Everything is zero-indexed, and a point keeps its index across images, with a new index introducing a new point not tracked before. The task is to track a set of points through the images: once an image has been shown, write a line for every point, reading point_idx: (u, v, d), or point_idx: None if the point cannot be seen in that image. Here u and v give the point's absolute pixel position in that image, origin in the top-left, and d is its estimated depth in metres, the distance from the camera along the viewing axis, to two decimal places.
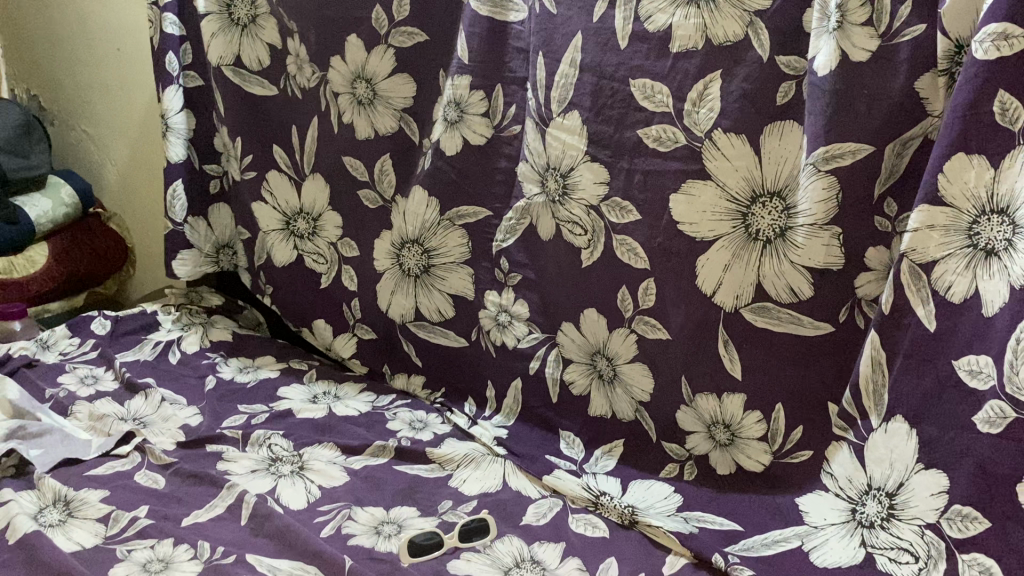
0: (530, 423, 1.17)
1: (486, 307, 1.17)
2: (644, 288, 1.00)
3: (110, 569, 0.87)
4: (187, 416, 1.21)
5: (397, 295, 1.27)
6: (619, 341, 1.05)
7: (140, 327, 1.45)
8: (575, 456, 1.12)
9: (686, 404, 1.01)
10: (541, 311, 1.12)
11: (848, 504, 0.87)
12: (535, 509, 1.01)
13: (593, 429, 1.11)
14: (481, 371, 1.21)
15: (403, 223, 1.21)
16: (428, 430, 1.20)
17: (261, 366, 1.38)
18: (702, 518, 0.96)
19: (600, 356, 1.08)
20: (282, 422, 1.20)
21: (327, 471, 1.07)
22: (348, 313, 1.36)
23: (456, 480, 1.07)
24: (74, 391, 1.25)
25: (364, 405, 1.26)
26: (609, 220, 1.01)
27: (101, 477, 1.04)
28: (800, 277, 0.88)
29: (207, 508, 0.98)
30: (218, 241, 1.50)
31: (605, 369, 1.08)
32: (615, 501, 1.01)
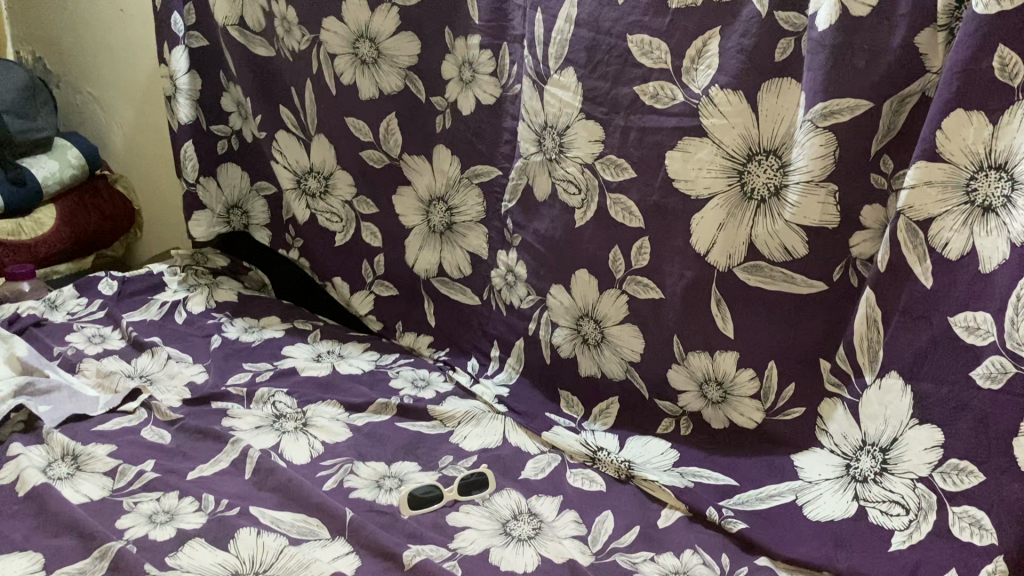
0: (531, 382, 1.18)
1: (498, 266, 1.18)
2: (637, 248, 1.01)
3: (117, 520, 0.89)
4: (193, 373, 1.23)
5: (425, 251, 1.26)
6: (609, 302, 1.06)
7: (146, 287, 1.47)
8: (574, 415, 1.13)
9: (678, 362, 1.02)
10: (538, 272, 1.13)
11: (843, 460, 0.88)
12: (534, 462, 1.03)
13: (588, 389, 1.12)
14: (489, 329, 1.22)
15: (433, 179, 1.21)
16: (431, 388, 1.22)
17: (266, 326, 1.39)
18: (698, 473, 0.98)
19: (587, 319, 1.09)
20: (287, 380, 1.21)
21: (330, 428, 1.09)
22: (368, 270, 1.35)
23: (457, 437, 1.09)
24: (82, 349, 1.27)
25: (367, 363, 1.28)
26: (605, 178, 1.01)
27: (109, 432, 1.06)
28: (793, 236, 0.88)
29: (211, 462, 1.00)
30: (228, 202, 1.50)
31: (590, 333, 1.09)
32: (613, 456, 1.03)
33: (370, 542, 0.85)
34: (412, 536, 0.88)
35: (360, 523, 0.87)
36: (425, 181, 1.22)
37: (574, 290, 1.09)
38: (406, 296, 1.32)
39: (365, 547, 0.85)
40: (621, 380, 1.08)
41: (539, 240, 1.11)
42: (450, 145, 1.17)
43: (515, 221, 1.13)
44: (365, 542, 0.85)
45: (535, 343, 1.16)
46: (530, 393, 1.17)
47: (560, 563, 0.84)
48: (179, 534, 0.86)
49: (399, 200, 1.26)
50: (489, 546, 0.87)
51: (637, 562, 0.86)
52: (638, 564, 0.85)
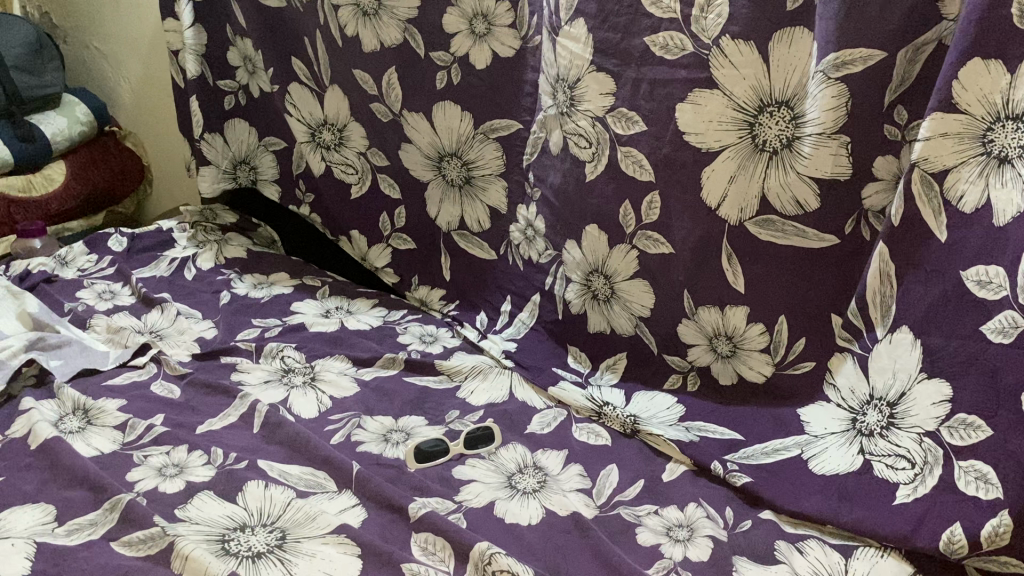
0: (543, 335, 1.17)
1: (518, 221, 1.17)
2: (646, 203, 1.00)
3: (128, 472, 0.90)
4: (202, 329, 1.23)
5: (446, 204, 1.25)
6: (617, 257, 1.05)
7: (155, 243, 1.47)
8: (581, 369, 1.12)
9: (688, 317, 1.01)
10: (552, 225, 1.12)
11: (848, 414, 0.87)
12: (540, 417, 1.03)
13: (598, 343, 1.12)
14: (504, 284, 1.22)
15: (435, 136, 1.21)
16: (438, 343, 1.22)
17: (275, 283, 1.39)
18: (703, 428, 0.97)
19: (596, 274, 1.08)
20: (296, 336, 1.22)
21: (338, 383, 1.09)
22: (385, 223, 1.34)
23: (465, 392, 1.09)
24: (92, 305, 1.28)
25: (375, 319, 1.28)
26: (615, 131, 0.99)
27: (119, 387, 1.07)
28: (806, 189, 0.86)
29: (220, 416, 1.01)
30: (234, 157, 1.49)
31: (600, 289, 1.09)
32: (618, 411, 1.02)
33: (376, 495, 0.86)
34: (418, 489, 0.88)
35: (366, 476, 0.88)
36: (426, 141, 1.22)
37: (583, 245, 1.08)
38: (419, 252, 1.32)
39: (371, 501, 0.86)
40: (631, 334, 1.08)
41: (555, 195, 1.10)
42: (460, 100, 1.16)
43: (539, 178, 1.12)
44: (373, 495, 0.86)
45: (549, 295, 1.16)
46: (541, 347, 1.16)
47: (564, 516, 0.84)
48: (188, 487, 0.87)
49: (407, 155, 1.26)
50: (494, 499, 0.87)
51: (641, 515, 0.86)
52: (642, 517, 0.86)
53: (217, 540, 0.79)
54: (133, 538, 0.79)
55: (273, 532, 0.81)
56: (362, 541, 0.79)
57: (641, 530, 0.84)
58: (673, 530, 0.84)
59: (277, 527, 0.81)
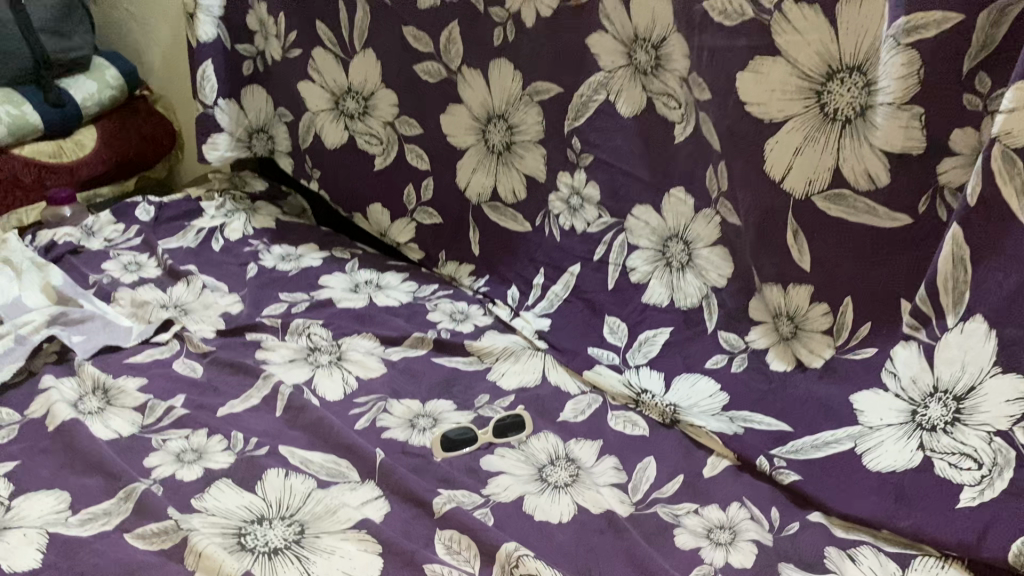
0: (584, 311, 1.10)
1: (558, 189, 1.11)
2: (719, 169, 0.94)
3: (146, 458, 0.87)
4: (229, 303, 1.20)
5: (479, 173, 1.19)
6: (698, 221, 0.99)
7: (182, 213, 1.44)
8: (617, 344, 1.05)
9: (755, 292, 0.96)
10: (608, 194, 1.06)
11: (908, 406, 0.79)
12: (574, 404, 0.96)
13: (638, 312, 1.05)
14: (536, 256, 1.16)
15: (489, 95, 1.13)
16: (470, 321, 1.16)
17: (305, 253, 1.35)
18: (749, 419, 0.91)
19: (675, 240, 1.01)
20: (322, 312, 1.17)
21: (365, 362, 1.05)
22: (410, 196, 1.29)
23: (494, 373, 1.03)
24: (117, 278, 1.25)
25: (404, 295, 1.23)
26: (693, 97, 0.94)
27: (140, 365, 1.03)
28: (877, 162, 0.80)
29: (242, 398, 0.97)
30: (251, 125, 1.46)
31: (677, 255, 1.02)
32: (658, 399, 0.96)
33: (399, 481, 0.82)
34: (444, 480, 0.84)
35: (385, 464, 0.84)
36: (479, 99, 1.15)
37: (667, 207, 1.01)
38: (444, 226, 1.27)
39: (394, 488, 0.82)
40: (699, 304, 1.01)
41: (628, 161, 1.03)
42: (513, 59, 1.09)
43: (587, 141, 1.06)
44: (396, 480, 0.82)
45: (590, 268, 1.10)
46: (577, 326, 1.09)
47: (597, 514, 0.79)
48: (206, 475, 0.84)
49: (448, 119, 1.20)
50: (524, 494, 0.82)
51: (679, 515, 0.80)
52: (681, 516, 0.80)
53: (233, 534, 0.76)
54: (148, 530, 0.76)
55: (292, 525, 0.77)
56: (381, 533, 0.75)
57: (680, 532, 0.78)
58: (714, 531, 0.78)
59: (296, 520, 0.78)
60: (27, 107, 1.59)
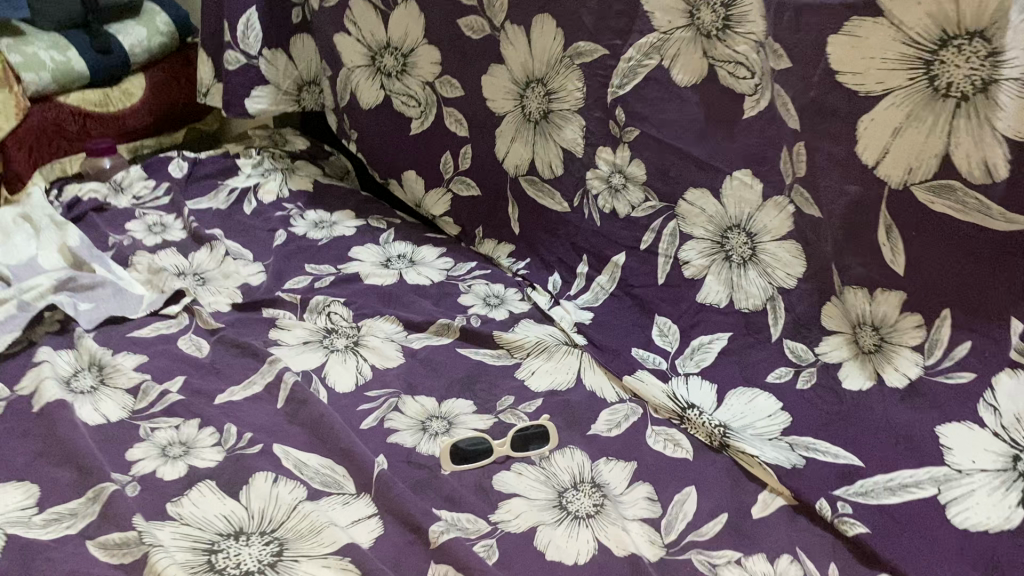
0: (629, 305, 0.98)
1: (598, 167, 1.00)
2: (782, 152, 0.82)
3: (128, 451, 0.79)
4: (250, 273, 1.11)
5: (517, 142, 1.09)
6: (765, 208, 0.85)
7: (216, 171, 1.36)
8: (667, 350, 0.92)
9: (833, 297, 0.81)
10: (656, 174, 0.93)
11: (1010, 451, 0.67)
12: (607, 417, 0.84)
13: (692, 315, 0.93)
14: (578, 241, 1.05)
15: (529, 55, 1.02)
16: (504, 308, 1.04)
17: (339, 221, 1.25)
18: (812, 448, 0.77)
19: (736, 232, 0.88)
20: (345, 289, 1.07)
21: (383, 351, 0.95)
22: (448, 164, 1.22)
23: (523, 372, 0.91)
24: (139, 240, 1.18)
25: (438, 274, 1.12)
26: (769, 67, 0.79)
27: (144, 340, 0.96)
28: (997, 149, 0.66)
29: (242, 385, 0.88)
30: (301, 78, 1.38)
31: (737, 248, 0.89)
32: (705, 417, 0.82)
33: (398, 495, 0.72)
34: (449, 500, 0.73)
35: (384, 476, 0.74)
36: (520, 60, 1.04)
37: (727, 194, 0.88)
38: (483, 200, 1.19)
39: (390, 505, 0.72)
40: (762, 307, 0.87)
41: (682, 138, 0.90)
42: (556, 14, 0.97)
43: (634, 113, 0.93)
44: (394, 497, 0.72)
45: (637, 258, 0.98)
46: (621, 323, 0.97)
47: (620, 558, 0.67)
48: (190, 475, 0.76)
49: (490, 82, 1.09)
50: (537, 525, 0.70)
51: (718, 565, 0.67)
52: (719, 567, 0.67)
53: (203, 551, 0.67)
54: (109, 539, 0.67)
55: (270, 544, 0.68)
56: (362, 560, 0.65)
57: None
58: None
59: (276, 538, 0.69)
60: (73, 53, 1.53)
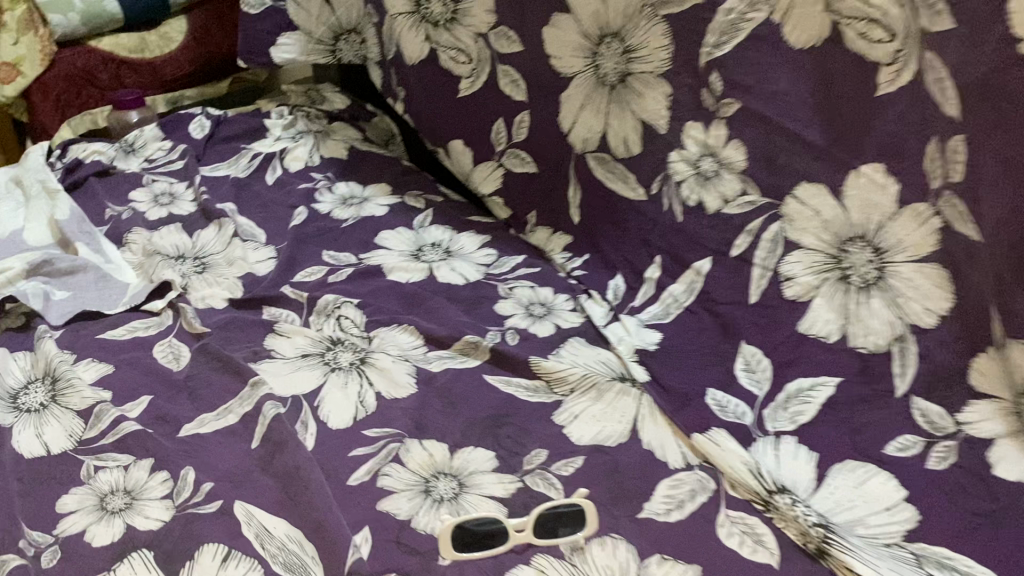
0: (711, 328, 0.75)
1: (685, 148, 0.77)
2: (926, 146, 0.58)
3: (62, 497, 0.64)
4: (258, 260, 0.94)
5: (586, 111, 0.88)
6: (903, 217, 0.61)
7: (241, 132, 1.19)
8: (755, 394, 0.70)
9: (991, 350, 0.56)
10: (761, 160, 0.70)
11: None
12: (667, 492, 0.64)
13: (793, 350, 0.69)
14: (651, 239, 0.83)
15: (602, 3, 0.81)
16: (550, 321, 0.85)
17: (371, 197, 1.07)
18: (949, 566, 0.56)
19: (861, 245, 0.64)
20: (362, 286, 0.89)
21: (394, 375, 0.76)
22: (501, 133, 1.01)
23: (563, 415, 0.72)
24: (141, 213, 1.03)
25: (474, 271, 0.93)
26: (917, 26, 0.57)
27: (115, 344, 0.80)
28: None
29: (216, 413, 0.71)
30: (343, 25, 1.22)
31: (860, 269, 0.64)
32: (799, 507, 0.61)
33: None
34: None
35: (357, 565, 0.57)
36: (591, 9, 0.83)
37: (850, 194, 0.64)
38: (539, 178, 0.97)
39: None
40: (885, 349, 0.63)
41: (794, 116, 0.66)
42: None
43: (733, 81, 0.71)
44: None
45: (725, 266, 0.75)
46: (696, 353, 0.75)
47: None
48: (125, 538, 0.60)
49: (554, 35, 0.88)
50: None
51: None
52: None
53: None
54: None
55: None
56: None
57: None
58: None
59: None
60: None
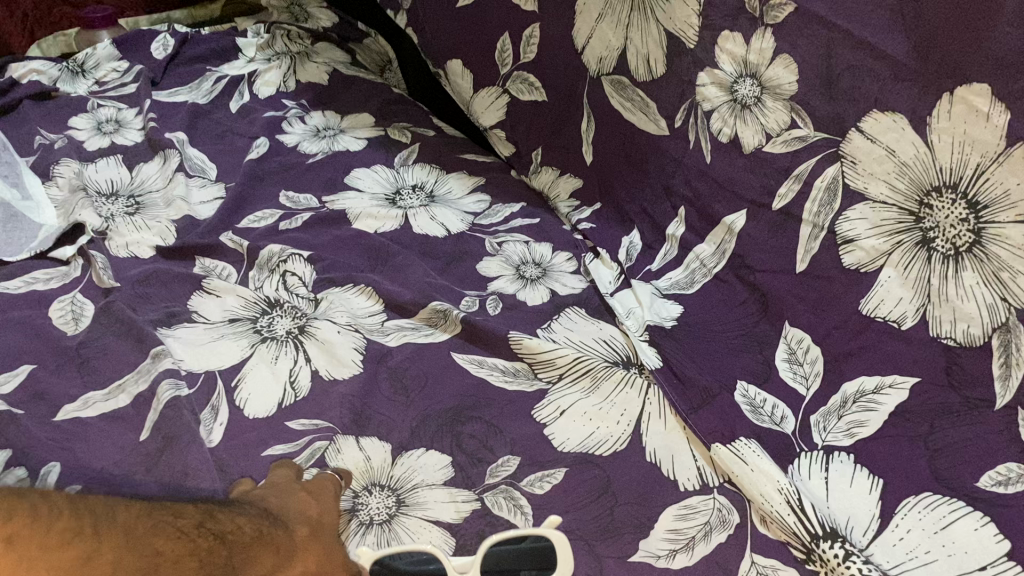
0: (745, 303, 0.58)
1: (718, 69, 0.59)
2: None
3: None
4: (202, 201, 0.79)
5: (605, 23, 0.69)
6: (1008, 159, 0.42)
7: (212, 52, 1.03)
8: (800, 394, 0.52)
9: None
10: (817, 81, 0.51)
11: None
12: (671, 527, 0.48)
13: (853, 341, 0.51)
14: (674, 185, 0.65)
15: None
16: (546, 283, 0.68)
17: (349, 129, 0.90)
18: None
19: (949, 199, 0.45)
20: (320, 236, 0.73)
21: (338, 346, 0.60)
22: (506, 52, 0.83)
23: (548, 407, 0.55)
24: (78, 141, 0.87)
25: (458, 221, 0.76)
26: None
27: (6, 298, 0.65)
28: None
29: (105, 392, 0.56)
30: None
31: (948, 233, 0.46)
32: (853, 563, 0.44)
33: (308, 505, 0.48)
34: None
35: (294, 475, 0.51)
36: None
37: (937, 126, 0.45)
38: (547, 108, 0.79)
39: (278, 511, 0.47)
40: (981, 343, 0.44)
41: (866, 19, 0.48)
42: None
43: None
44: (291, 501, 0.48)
45: (767, 223, 0.56)
46: (721, 337, 0.58)
47: None
48: None
49: None
50: None
51: None
52: None
53: None
54: None
55: None
56: (88, 528, 0.36)
57: None
58: None
59: None
60: None
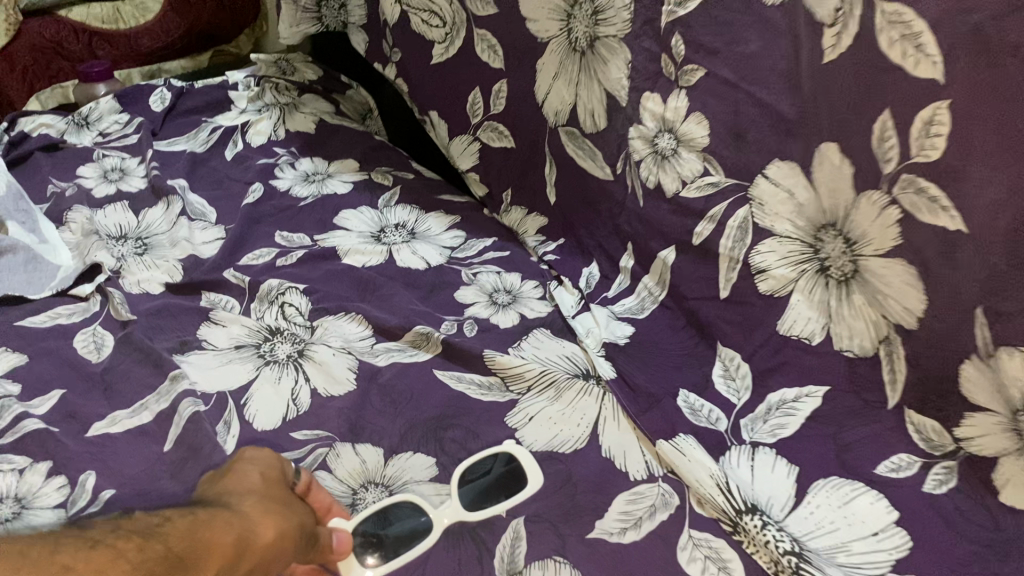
0: (684, 319, 0.67)
1: (642, 123, 0.69)
2: (889, 121, 0.49)
3: None
4: (205, 241, 0.87)
5: (560, 80, 0.79)
6: (872, 201, 0.52)
7: (206, 105, 1.12)
8: (732, 401, 0.61)
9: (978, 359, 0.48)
10: (725, 135, 0.61)
11: None
12: (622, 509, 0.56)
13: (772, 351, 0.60)
14: (621, 222, 0.74)
15: None
16: (515, 308, 0.77)
17: (336, 174, 0.99)
18: None
19: (837, 235, 0.55)
20: (314, 270, 0.82)
21: (333, 367, 0.69)
22: (477, 104, 0.92)
23: (518, 415, 0.64)
24: (87, 189, 0.96)
25: (437, 255, 0.85)
26: None
27: (34, 332, 0.73)
28: None
29: (130, 410, 0.64)
30: None
31: (837, 261, 0.55)
32: (768, 529, 0.52)
33: (258, 477, 0.54)
34: None
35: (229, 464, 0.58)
36: None
37: (822, 175, 0.55)
38: (516, 153, 0.89)
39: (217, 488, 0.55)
40: (872, 353, 0.54)
41: (762, 87, 0.57)
42: None
43: (698, 43, 0.61)
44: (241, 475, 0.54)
45: (696, 253, 0.66)
46: (666, 353, 0.67)
47: None
48: None
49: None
50: None
51: None
52: None
53: None
54: None
55: None
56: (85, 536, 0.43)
57: None
58: None
59: None
60: None
